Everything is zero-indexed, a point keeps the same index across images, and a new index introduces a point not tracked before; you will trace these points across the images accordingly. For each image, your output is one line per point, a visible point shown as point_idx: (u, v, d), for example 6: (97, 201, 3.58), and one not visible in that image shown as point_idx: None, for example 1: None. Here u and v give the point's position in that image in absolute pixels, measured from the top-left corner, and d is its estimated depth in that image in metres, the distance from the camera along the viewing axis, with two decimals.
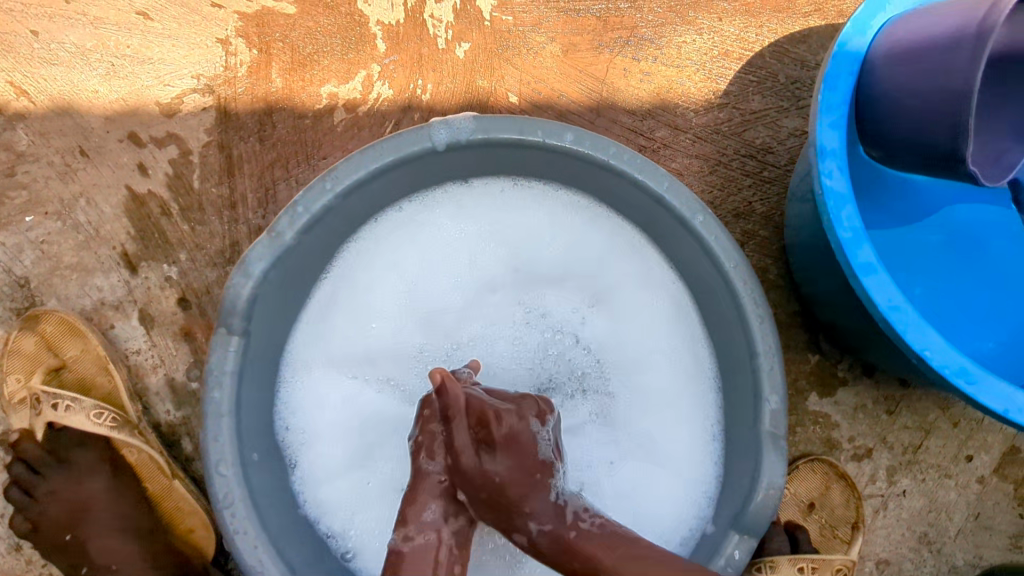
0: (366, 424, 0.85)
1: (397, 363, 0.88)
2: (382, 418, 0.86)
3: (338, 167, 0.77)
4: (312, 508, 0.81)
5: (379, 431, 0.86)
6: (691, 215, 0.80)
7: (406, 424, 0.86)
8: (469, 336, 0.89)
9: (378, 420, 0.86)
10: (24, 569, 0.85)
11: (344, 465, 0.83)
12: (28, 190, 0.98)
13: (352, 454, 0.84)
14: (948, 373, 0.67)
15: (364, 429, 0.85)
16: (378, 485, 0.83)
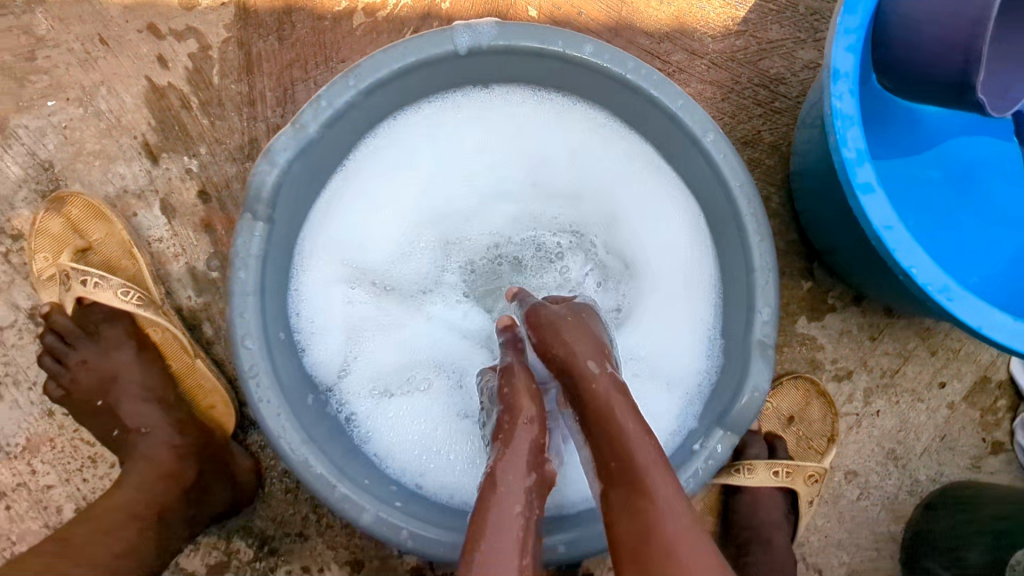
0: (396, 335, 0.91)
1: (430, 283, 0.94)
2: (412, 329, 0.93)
3: (361, 65, 0.79)
4: (321, 384, 0.87)
5: (410, 341, 0.92)
6: (702, 133, 0.83)
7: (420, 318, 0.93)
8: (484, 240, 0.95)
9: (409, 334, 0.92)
10: (56, 432, 0.92)
11: (368, 365, 0.89)
12: (49, 76, 0.99)
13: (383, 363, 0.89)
14: (933, 291, 0.70)
15: (391, 340, 0.91)
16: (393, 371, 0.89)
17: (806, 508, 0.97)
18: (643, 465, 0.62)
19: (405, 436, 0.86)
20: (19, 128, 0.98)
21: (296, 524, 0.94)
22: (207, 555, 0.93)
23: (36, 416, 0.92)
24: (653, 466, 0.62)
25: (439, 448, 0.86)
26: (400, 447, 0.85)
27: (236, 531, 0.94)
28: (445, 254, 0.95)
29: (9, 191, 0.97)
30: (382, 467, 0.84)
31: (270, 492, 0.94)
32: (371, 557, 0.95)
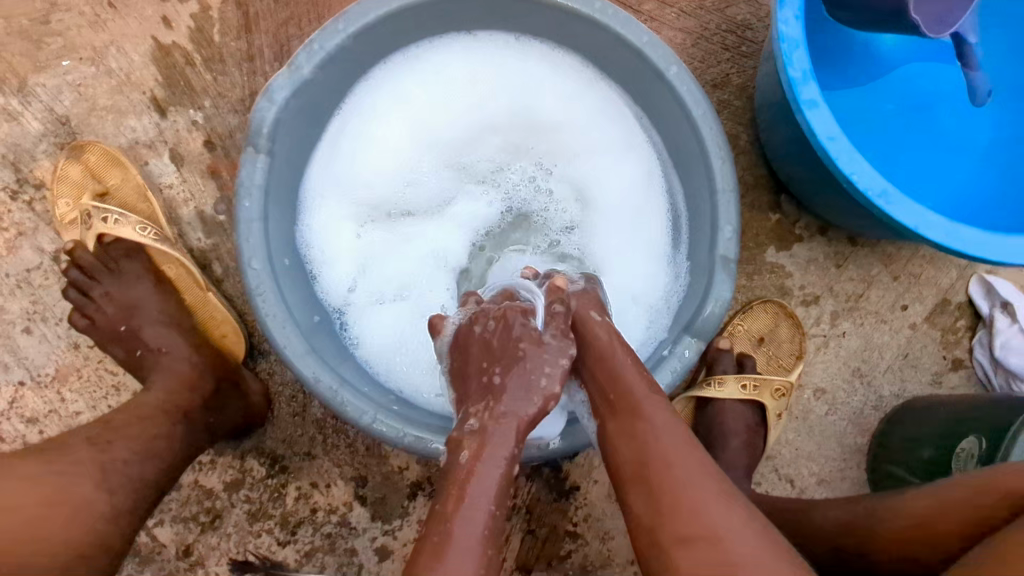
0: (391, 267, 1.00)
1: (421, 216, 1.03)
2: (408, 247, 1.02)
3: (349, 10, 0.85)
4: (328, 303, 0.96)
5: (407, 264, 1.01)
6: (666, 66, 0.89)
7: (413, 239, 1.02)
8: (471, 168, 1.04)
9: (403, 266, 1.01)
10: (82, 363, 1.01)
11: (369, 289, 0.98)
12: (62, 37, 1.07)
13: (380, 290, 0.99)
14: (872, 195, 0.77)
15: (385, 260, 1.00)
16: (386, 287, 0.99)
17: (775, 422, 1.04)
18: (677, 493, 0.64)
19: (396, 345, 0.96)
20: (37, 86, 1.06)
21: (304, 444, 1.03)
22: (224, 473, 1.02)
23: (63, 348, 1.01)
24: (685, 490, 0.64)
25: (419, 348, 0.96)
26: (390, 353, 0.95)
27: (249, 451, 1.02)
28: (435, 181, 1.04)
29: (31, 145, 1.05)
30: (381, 379, 0.93)
31: (279, 415, 1.03)
32: (374, 473, 1.03)
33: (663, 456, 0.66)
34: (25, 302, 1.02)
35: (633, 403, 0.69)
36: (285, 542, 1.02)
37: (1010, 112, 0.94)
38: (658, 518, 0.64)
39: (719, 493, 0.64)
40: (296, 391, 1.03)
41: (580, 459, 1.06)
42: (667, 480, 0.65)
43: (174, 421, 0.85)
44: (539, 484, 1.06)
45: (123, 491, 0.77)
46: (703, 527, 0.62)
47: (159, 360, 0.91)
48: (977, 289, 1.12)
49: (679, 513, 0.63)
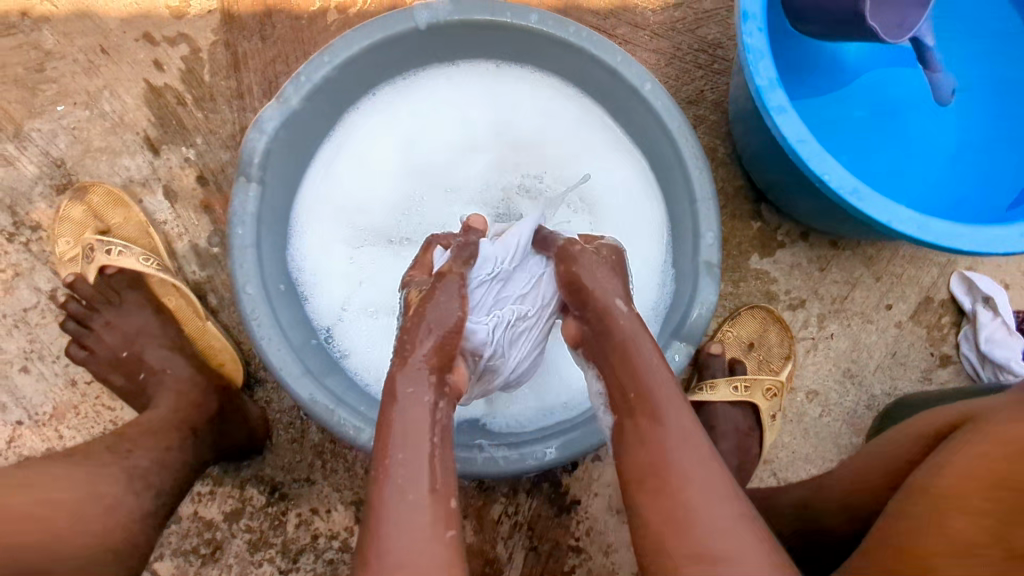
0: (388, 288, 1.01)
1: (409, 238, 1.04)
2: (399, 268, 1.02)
3: (334, 44, 0.89)
4: (322, 328, 0.98)
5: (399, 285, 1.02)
6: (640, 83, 0.93)
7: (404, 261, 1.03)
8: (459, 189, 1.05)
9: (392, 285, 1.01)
10: (80, 399, 1.01)
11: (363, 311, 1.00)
12: (57, 84, 1.10)
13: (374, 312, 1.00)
14: (845, 193, 0.80)
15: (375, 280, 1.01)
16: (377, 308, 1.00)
17: (770, 423, 1.05)
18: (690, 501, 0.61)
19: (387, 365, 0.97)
20: (33, 131, 1.09)
21: (303, 470, 1.03)
22: (223, 503, 1.02)
23: (60, 386, 1.02)
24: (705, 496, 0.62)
25: None
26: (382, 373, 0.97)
27: (249, 479, 1.02)
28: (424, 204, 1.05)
29: (27, 188, 1.07)
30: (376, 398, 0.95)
31: (277, 442, 1.04)
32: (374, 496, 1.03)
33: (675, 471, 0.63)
34: (22, 342, 1.03)
35: (650, 407, 0.67)
36: (288, 570, 1.01)
37: (972, 113, 0.99)
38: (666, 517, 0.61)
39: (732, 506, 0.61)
40: (293, 417, 1.04)
41: (579, 473, 1.06)
42: (677, 504, 0.61)
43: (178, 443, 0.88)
44: (539, 500, 1.06)
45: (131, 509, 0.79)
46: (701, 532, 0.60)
47: (162, 380, 0.95)
48: (957, 285, 1.14)
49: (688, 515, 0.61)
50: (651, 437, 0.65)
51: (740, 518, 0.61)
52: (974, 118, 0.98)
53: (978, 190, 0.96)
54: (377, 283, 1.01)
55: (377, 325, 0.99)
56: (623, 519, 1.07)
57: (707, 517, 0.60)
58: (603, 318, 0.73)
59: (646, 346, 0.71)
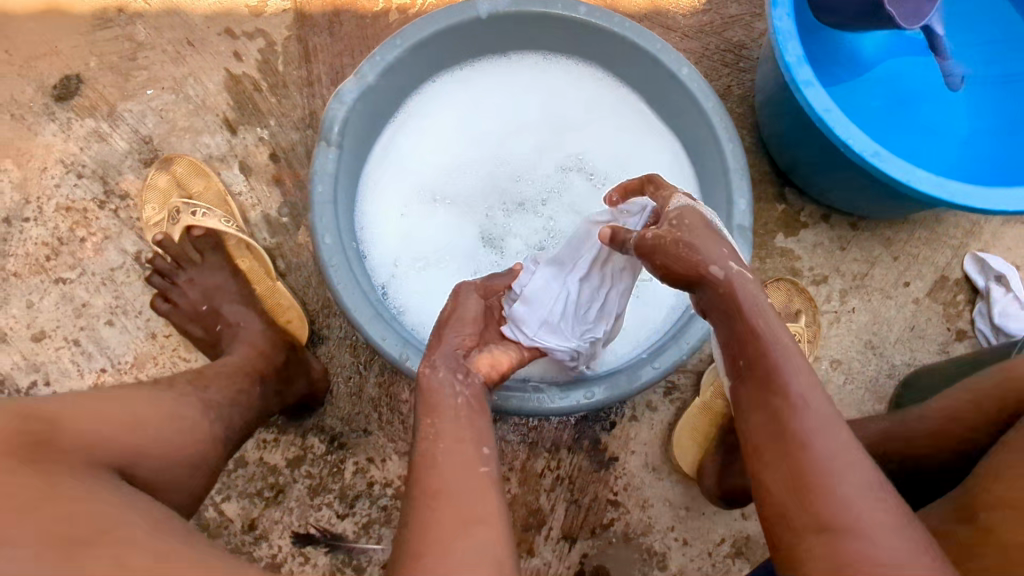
0: (441, 252, 1.10)
1: (463, 208, 1.13)
2: (453, 235, 1.11)
3: (406, 28, 1.01)
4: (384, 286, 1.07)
5: (453, 249, 1.11)
6: (678, 68, 1.04)
7: (459, 229, 1.12)
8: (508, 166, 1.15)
9: (447, 249, 1.11)
10: (159, 351, 1.10)
11: (420, 271, 1.09)
12: (148, 71, 1.23)
13: (430, 272, 1.09)
14: (868, 154, 0.89)
15: (432, 245, 1.10)
16: (434, 270, 1.09)
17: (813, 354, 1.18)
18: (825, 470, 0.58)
19: None
20: (125, 112, 1.20)
21: (361, 421, 1.11)
22: (286, 450, 1.09)
23: (142, 338, 1.11)
24: (837, 460, 0.59)
25: None
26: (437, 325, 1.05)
27: (311, 429, 1.10)
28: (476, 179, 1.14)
29: (117, 162, 1.18)
30: None
31: (337, 395, 1.11)
32: None
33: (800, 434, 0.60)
34: (109, 298, 1.12)
35: (771, 368, 0.64)
36: (344, 514, 1.08)
37: (981, 100, 1.08)
38: (798, 485, 0.59)
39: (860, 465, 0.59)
40: (353, 371, 1.12)
41: (617, 431, 1.12)
42: (809, 468, 0.59)
43: (258, 380, 0.96)
44: (581, 456, 1.11)
45: (221, 431, 0.87)
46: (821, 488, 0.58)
47: (238, 333, 1.02)
48: (971, 265, 1.21)
49: (822, 483, 0.58)
50: (773, 396, 0.63)
51: (869, 486, 0.57)
52: (984, 105, 1.08)
53: (989, 168, 1.04)
54: (430, 245, 1.10)
55: (434, 285, 1.08)
56: (659, 476, 1.11)
57: (836, 482, 0.57)
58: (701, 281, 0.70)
59: (767, 312, 0.67)
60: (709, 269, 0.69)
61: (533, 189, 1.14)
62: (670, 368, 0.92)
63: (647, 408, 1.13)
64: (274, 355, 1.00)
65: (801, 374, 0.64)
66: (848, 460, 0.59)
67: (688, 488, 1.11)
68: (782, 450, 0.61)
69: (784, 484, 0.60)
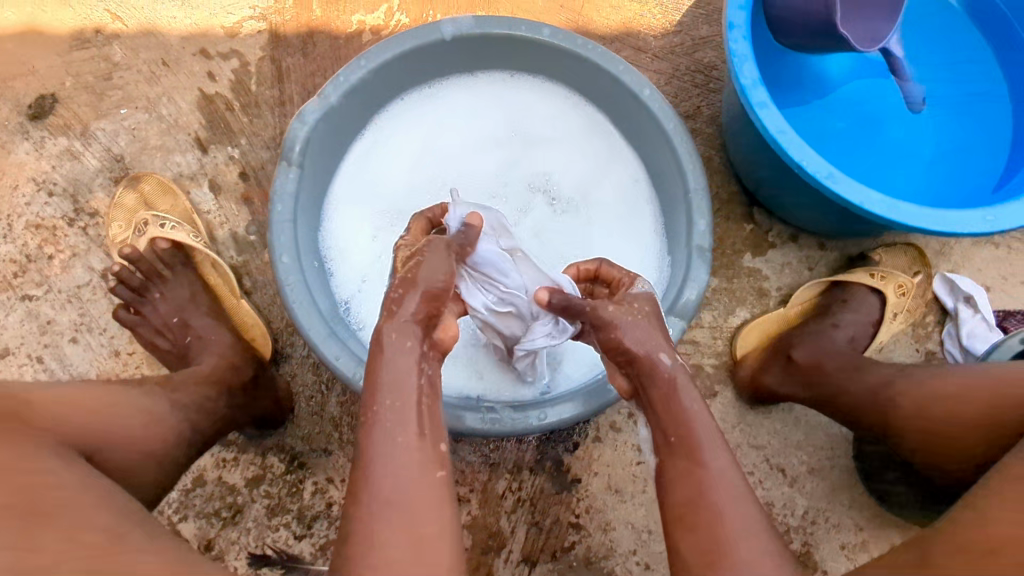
0: None
1: None
2: None
3: (370, 49, 1.02)
4: (346, 303, 1.07)
5: None
6: (640, 89, 1.04)
7: None
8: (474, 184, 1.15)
9: None
10: (122, 368, 1.11)
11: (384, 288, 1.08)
12: (122, 90, 1.25)
13: None
14: (821, 176, 0.89)
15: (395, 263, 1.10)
16: None
17: (891, 321, 1.15)
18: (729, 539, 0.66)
19: None
20: (98, 130, 1.22)
21: (321, 440, 1.10)
22: (245, 470, 1.09)
23: (105, 355, 1.11)
24: (741, 532, 0.67)
25: None
26: None
27: (270, 449, 1.09)
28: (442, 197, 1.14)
29: (89, 180, 1.20)
30: None
31: (299, 414, 1.11)
32: None
33: (712, 505, 0.68)
34: (74, 315, 1.13)
35: (693, 447, 0.71)
36: (302, 535, 1.07)
37: (946, 121, 1.09)
38: (705, 550, 0.66)
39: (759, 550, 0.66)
40: (315, 390, 1.12)
41: (580, 452, 1.11)
42: (714, 537, 0.67)
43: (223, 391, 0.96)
44: (542, 478, 1.10)
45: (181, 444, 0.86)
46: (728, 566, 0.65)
47: (207, 344, 1.02)
48: (941, 287, 1.19)
49: (727, 552, 0.66)
50: (692, 473, 0.70)
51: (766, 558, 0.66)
52: (947, 126, 1.09)
53: (953, 189, 1.05)
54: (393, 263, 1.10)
55: None
56: (621, 498, 1.10)
57: (736, 552, 0.65)
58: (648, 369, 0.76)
59: (694, 396, 0.75)
60: (658, 356, 0.77)
61: (499, 207, 1.14)
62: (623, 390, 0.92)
63: (611, 429, 1.11)
64: (236, 371, 1.00)
65: (720, 454, 0.71)
66: (750, 532, 0.67)
67: (651, 510, 1.10)
68: (692, 518, 0.69)
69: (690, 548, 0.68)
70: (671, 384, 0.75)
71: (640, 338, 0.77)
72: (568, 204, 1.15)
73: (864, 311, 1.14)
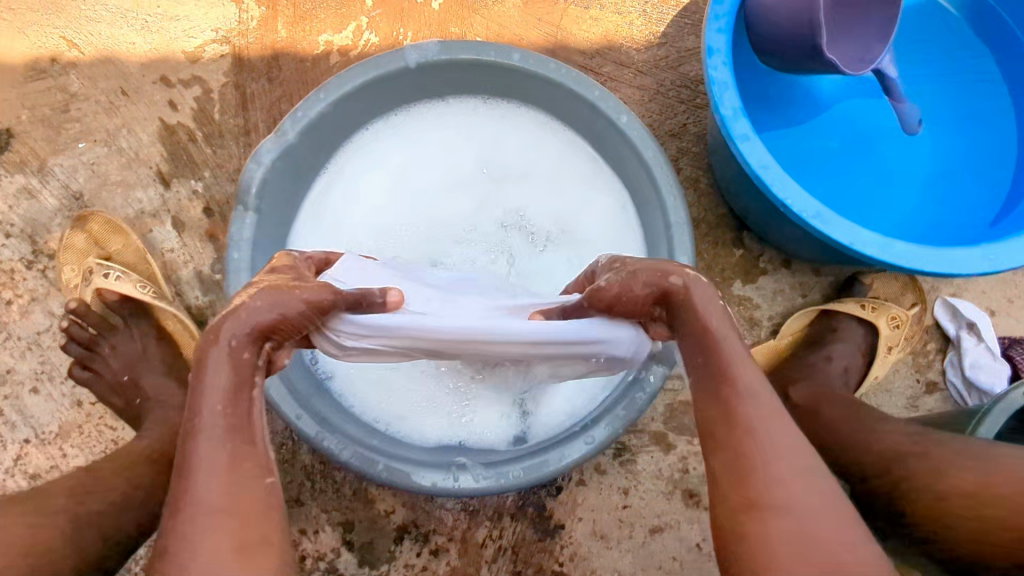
0: None
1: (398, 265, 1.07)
2: None
3: (329, 82, 0.96)
4: None
5: None
6: (617, 116, 0.98)
7: None
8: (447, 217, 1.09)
9: None
10: (84, 420, 1.06)
11: None
12: (80, 123, 1.19)
13: None
14: (808, 217, 0.83)
15: None
16: None
17: (885, 355, 1.07)
18: (770, 465, 0.58)
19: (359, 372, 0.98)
20: (55, 167, 1.17)
21: (292, 490, 1.04)
22: None
23: (66, 406, 1.07)
24: (782, 455, 0.59)
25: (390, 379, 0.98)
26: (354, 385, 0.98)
27: None
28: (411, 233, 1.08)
29: (47, 220, 1.15)
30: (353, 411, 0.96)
31: None
32: (361, 517, 1.04)
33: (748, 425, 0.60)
34: (34, 363, 1.09)
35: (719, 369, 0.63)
36: None
37: (941, 142, 1.04)
38: (741, 482, 0.59)
39: (812, 489, 0.58)
40: (284, 438, 1.04)
41: (563, 497, 1.06)
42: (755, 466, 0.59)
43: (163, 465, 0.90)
44: (523, 524, 1.05)
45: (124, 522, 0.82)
46: (761, 496, 0.58)
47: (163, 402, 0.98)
48: (942, 312, 1.14)
49: (768, 480, 0.58)
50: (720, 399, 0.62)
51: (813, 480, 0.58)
52: (942, 147, 1.04)
53: (952, 215, 1.01)
54: None
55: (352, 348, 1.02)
56: (607, 544, 1.05)
57: (778, 478, 0.58)
58: (656, 283, 0.67)
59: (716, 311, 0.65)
60: (668, 276, 0.67)
61: (473, 242, 1.08)
62: (601, 444, 0.88)
63: (596, 471, 1.06)
64: None
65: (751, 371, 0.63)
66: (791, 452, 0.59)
67: (638, 556, 1.05)
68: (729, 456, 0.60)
69: (730, 480, 0.59)
70: (691, 301, 0.65)
71: (649, 267, 0.68)
72: (545, 238, 1.09)
73: (852, 344, 1.07)
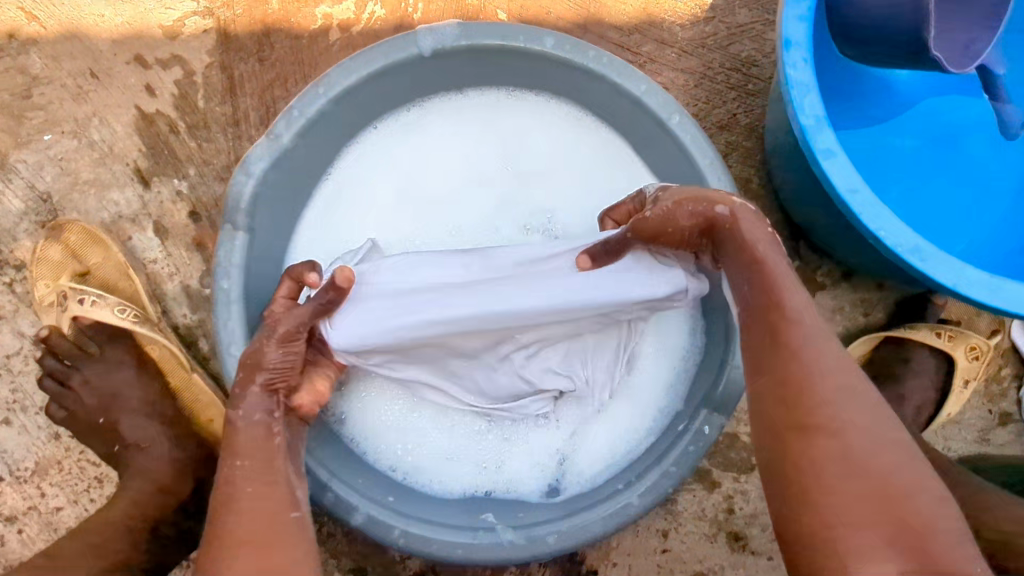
0: None
1: None
2: None
3: (329, 74, 0.81)
4: None
5: None
6: (667, 116, 0.84)
7: None
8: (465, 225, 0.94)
9: None
10: (64, 455, 0.96)
11: None
12: (45, 111, 1.04)
13: None
14: (905, 252, 0.69)
15: None
16: None
17: (961, 390, 0.97)
18: (831, 394, 0.59)
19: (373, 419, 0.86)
20: (19, 163, 1.03)
21: None
22: None
23: (43, 439, 0.96)
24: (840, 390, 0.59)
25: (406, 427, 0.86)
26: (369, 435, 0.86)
27: None
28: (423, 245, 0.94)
29: (12, 224, 1.01)
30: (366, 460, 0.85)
31: None
32: (373, 563, 0.95)
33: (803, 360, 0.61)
34: (5, 391, 0.97)
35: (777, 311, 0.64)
36: None
37: None
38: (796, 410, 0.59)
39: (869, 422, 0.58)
40: None
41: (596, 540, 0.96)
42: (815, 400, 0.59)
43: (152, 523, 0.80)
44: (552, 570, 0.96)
45: None
46: (823, 421, 0.58)
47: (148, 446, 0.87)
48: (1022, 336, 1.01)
49: (828, 413, 0.58)
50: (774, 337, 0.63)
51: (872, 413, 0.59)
52: None
53: None
54: None
55: None
56: None
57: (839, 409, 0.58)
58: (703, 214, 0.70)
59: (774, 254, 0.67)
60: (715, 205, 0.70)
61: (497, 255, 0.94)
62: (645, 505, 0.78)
63: None
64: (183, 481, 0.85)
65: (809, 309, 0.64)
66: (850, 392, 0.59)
67: None
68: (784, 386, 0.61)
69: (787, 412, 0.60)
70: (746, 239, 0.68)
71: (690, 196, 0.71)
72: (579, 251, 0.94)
73: (926, 378, 0.98)
